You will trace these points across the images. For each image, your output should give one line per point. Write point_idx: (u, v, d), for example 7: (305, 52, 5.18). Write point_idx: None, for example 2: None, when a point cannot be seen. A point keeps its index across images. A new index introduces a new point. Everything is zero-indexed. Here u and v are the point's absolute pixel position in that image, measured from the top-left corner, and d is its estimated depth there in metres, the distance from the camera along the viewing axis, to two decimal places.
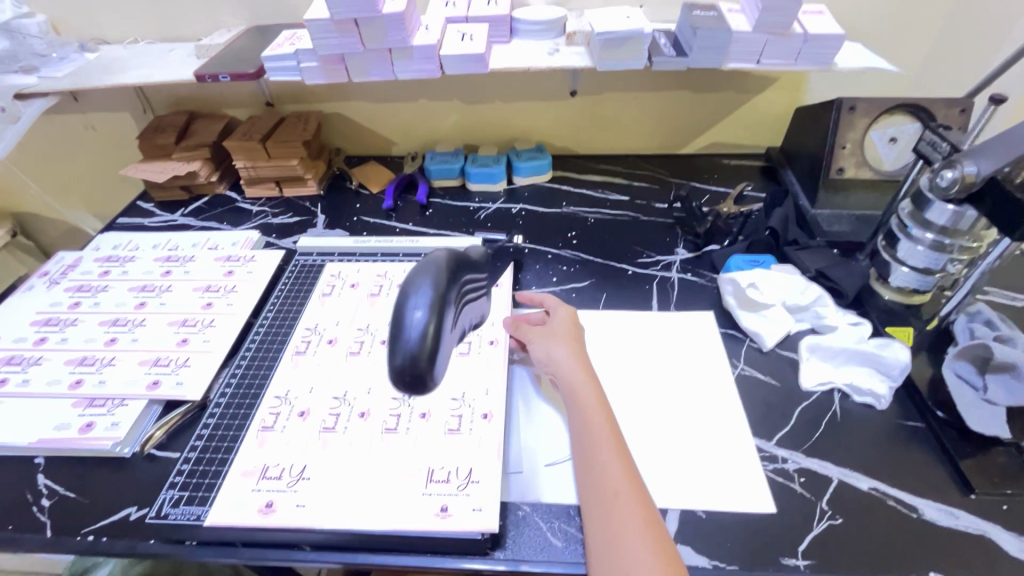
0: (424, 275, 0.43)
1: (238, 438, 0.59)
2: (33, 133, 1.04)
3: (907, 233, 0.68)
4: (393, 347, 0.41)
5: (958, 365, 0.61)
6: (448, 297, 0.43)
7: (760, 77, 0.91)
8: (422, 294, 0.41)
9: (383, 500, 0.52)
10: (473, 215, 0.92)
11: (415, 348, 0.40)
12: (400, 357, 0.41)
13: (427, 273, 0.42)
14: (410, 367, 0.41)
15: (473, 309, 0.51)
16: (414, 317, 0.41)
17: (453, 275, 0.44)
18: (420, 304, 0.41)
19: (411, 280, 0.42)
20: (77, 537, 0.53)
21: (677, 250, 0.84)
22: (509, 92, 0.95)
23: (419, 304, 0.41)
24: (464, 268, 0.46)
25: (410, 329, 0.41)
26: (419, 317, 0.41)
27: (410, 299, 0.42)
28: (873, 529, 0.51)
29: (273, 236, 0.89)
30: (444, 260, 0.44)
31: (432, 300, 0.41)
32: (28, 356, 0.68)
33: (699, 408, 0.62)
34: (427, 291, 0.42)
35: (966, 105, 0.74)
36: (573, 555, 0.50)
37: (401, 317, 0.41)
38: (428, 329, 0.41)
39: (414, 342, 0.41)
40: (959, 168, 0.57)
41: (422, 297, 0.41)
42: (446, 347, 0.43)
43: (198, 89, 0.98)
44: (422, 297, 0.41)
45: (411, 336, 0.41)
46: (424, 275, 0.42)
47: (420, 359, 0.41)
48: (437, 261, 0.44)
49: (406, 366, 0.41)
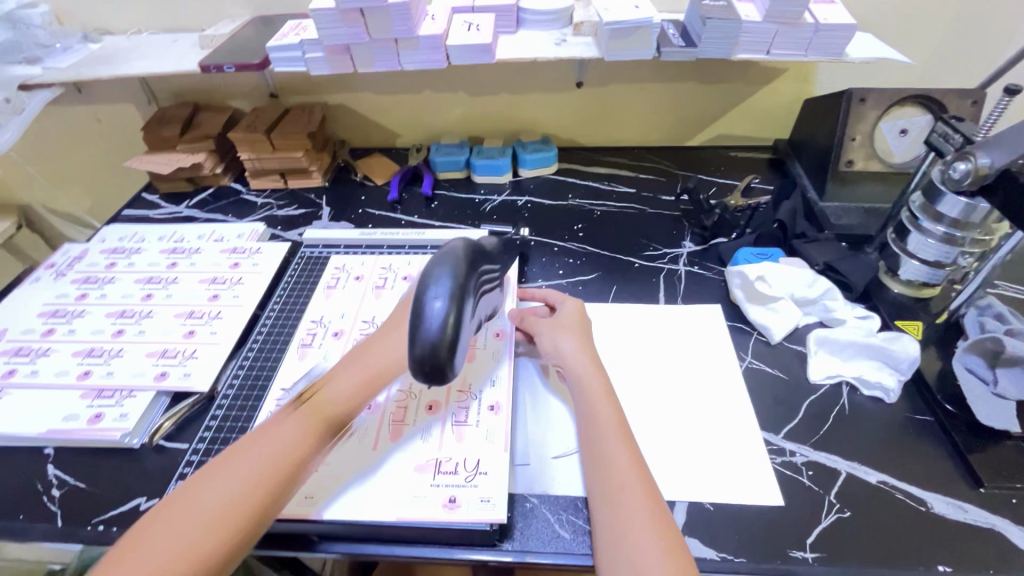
0: (442, 265, 0.43)
1: (246, 429, 0.60)
2: (36, 124, 1.04)
3: (917, 226, 0.68)
4: (413, 338, 0.41)
5: (968, 358, 0.61)
6: (466, 288, 0.43)
7: (769, 68, 0.91)
8: (441, 285, 0.41)
9: (390, 491, 0.53)
10: (479, 208, 0.92)
11: (435, 338, 0.41)
12: (420, 348, 0.41)
13: (445, 264, 0.43)
14: (430, 357, 0.41)
15: (487, 301, 0.51)
16: (434, 307, 0.41)
17: (471, 266, 0.44)
18: (439, 294, 0.41)
19: (429, 271, 0.42)
20: (88, 527, 0.54)
21: (683, 242, 0.83)
22: (515, 83, 0.94)
23: (438, 294, 0.41)
24: (481, 259, 0.46)
25: (430, 319, 0.41)
26: (439, 307, 0.41)
27: (430, 290, 0.42)
28: (882, 523, 0.51)
29: (278, 229, 0.89)
30: (462, 251, 0.44)
31: (452, 291, 0.41)
32: (36, 347, 0.69)
33: (706, 401, 0.62)
34: (446, 282, 0.42)
35: (978, 96, 0.73)
36: (580, 547, 0.51)
37: (420, 307, 0.41)
38: (448, 319, 0.41)
39: (434, 332, 0.41)
40: (972, 160, 0.56)
41: (442, 287, 0.41)
42: (465, 338, 0.44)
43: (202, 80, 0.97)
44: (442, 287, 0.41)
45: (432, 326, 0.41)
46: (442, 266, 0.43)
47: (439, 349, 0.41)
48: (455, 252, 0.44)
49: (426, 356, 0.41)
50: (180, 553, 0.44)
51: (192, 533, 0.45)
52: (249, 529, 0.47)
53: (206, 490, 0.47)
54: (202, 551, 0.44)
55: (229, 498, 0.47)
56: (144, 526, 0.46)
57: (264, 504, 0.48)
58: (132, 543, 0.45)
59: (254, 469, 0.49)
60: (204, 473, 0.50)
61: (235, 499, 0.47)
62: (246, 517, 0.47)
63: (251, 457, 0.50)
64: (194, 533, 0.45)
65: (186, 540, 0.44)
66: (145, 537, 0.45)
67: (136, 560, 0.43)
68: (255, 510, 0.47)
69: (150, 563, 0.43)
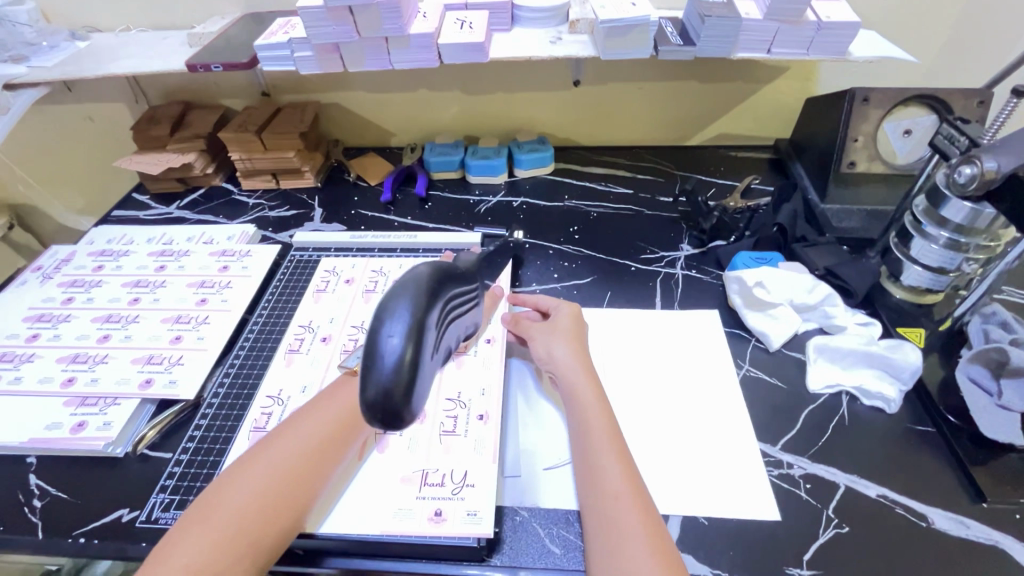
0: (400, 295, 0.36)
1: (230, 440, 0.58)
2: (25, 121, 1.02)
3: (921, 231, 0.66)
4: (363, 380, 0.35)
5: (971, 368, 0.59)
6: (428, 320, 0.37)
7: (770, 67, 0.88)
8: (398, 319, 0.35)
9: (376, 503, 0.52)
10: (473, 209, 0.90)
11: (390, 380, 0.34)
12: (371, 391, 0.34)
13: (404, 293, 0.36)
14: (383, 403, 0.34)
15: (455, 329, 0.45)
16: (389, 344, 0.34)
17: (434, 294, 0.38)
18: (395, 329, 0.35)
19: (386, 302, 0.36)
20: (68, 539, 0.52)
21: (681, 246, 0.82)
22: (510, 81, 0.92)
23: (394, 329, 0.35)
24: (447, 284, 0.40)
25: (384, 359, 0.34)
26: (395, 344, 0.35)
27: (385, 324, 0.35)
28: (882, 540, 0.50)
29: (269, 230, 0.88)
30: (426, 277, 0.38)
31: (411, 325, 0.35)
32: (20, 353, 0.67)
33: (703, 410, 0.60)
34: (404, 314, 0.35)
35: (985, 96, 0.71)
36: (572, 563, 0.49)
37: (373, 345, 0.35)
38: (405, 357, 0.35)
39: (388, 373, 0.34)
40: (978, 164, 0.54)
41: (398, 321, 0.35)
42: (425, 377, 0.37)
43: (191, 78, 0.96)
44: (399, 320, 0.35)
45: (386, 367, 0.34)
46: (402, 295, 0.36)
47: (394, 393, 0.34)
48: (418, 279, 0.38)
49: (377, 402, 0.34)
50: (240, 530, 0.44)
51: (250, 510, 0.45)
52: (304, 507, 0.48)
53: (259, 468, 0.48)
54: (262, 529, 0.45)
55: (282, 476, 0.47)
56: (197, 504, 0.46)
57: (314, 481, 0.49)
58: (189, 520, 0.45)
59: (302, 448, 0.50)
60: (251, 453, 0.49)
61: (287, 477, 0.48)
62: (299, 495, 0.47)
63: (298, 437, 0.50)
64: (252, 511, 0.45)
65: (245, 517, 0.44)
66: (201, 514, 0.45)
67: (199, 536, 0.43)
68: (306, 487, 0.48)
69: (209, 543, 0.43)
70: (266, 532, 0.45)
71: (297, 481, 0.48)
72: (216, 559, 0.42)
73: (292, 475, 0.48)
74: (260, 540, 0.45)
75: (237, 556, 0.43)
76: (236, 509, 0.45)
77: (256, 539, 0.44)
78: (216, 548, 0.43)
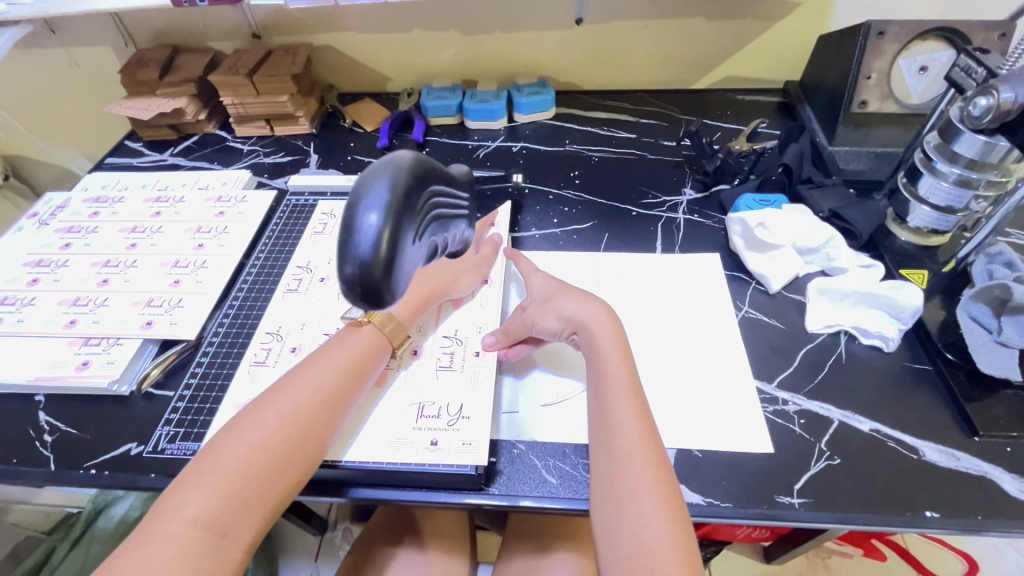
0: (379, 175, 0.33)
1: (231, 376, 0.59)
2: (10, 62, 0.98)
3: (931, 168, 0.64)
4: (342, 256, 0.33)
5: (974, 307, 0.58)
6: (412, 202, 0.34)
7: (783, 2, 0.84)
8: (377, 195, 0.32)
9: (376, 434, 0.53)
10: (472, 154, 0.88)
11: (367, 257, 0.32)
12: (350, 268, 0.32)
13: (384, 172, 0.33)
14: (361, 279, 0.32)
15: (456, 232, 0.42)
16: (367, 220, 0.32)
17: (420, 179, 0.34)
18: (374, 206, 0.32)
19: (365, 180, 0.33)
20: (80, 471, 0.54)
21: (684, 190, 0.80)
22: (510, 19, 0.88)
23: (372, 206, 0.32)
24: (436, 175, 0.37)
25: (361, 236, 0.32)
26: (373, 220, 0.32)
27: (364, 201, 0.32)
28: (872, 470, 0.51)
29: (264, 177, 0.86)
30: (408, 159, 0.34)
31: (389, 203, 0.32)
32: (21, 297, 0.68)
33: (701, 349, 0.61)
34: (383, 192, 0.32)
35: (1007, 28, 0.68)
36: (568, 492, 0.50)
37: (351, 221, 0.32)
38: (384, 235, 0.32)
39: (366, 250, 0.32)
40: (995, 95, 0.52)
41: (376, 198, 0.32)
42: (411, 261, 0.35)
43: (179, 18, 0.92)
44: (377, 197, 0.32)
45: (363, 243, 0.32)
46: (380, 174, 0.33)
47: (374, 271, 0.32)
48: (400, 159, 0.34)
49: (356, 279, 0.32)
50: (247, 485, 0.44)
51: (257, 465, 0.45)
52: (311, 459, 0.48)
53: (262, 421, 0.47)
54: (270, 481, 0.45)
55: (286, 429, 0.47)
56: (203, 454, 0.46)
57: (320, 434, 0.49)
58: (195, 470, 0.45)
59: (305, 404, 0.49)
60: (255, 405, 0.49)
61: (291, 433, 0.47)
62: (307, 452, 0.48)
63: (300, 392, 0.50)
64: (257, 465, 0.45)
65: (252, 473, 0.45)
66: (207, 465, 0.45)
67: (205, 490, 0.43)
68: (312, 441, 0.48)
69: (216, 495, 0.43)
70: (275, 487, 0.45)
71: (301, 435, 0.48)
72: (226, 515, 0.43)
73: (296, 429, 0.48)
74: (270, 493, 0.45)
75: (247, 511, 0.44)
76: (242, 462, 0.45)
77: (265, 493, 0.45)
78: (224, 505, 0.43)
